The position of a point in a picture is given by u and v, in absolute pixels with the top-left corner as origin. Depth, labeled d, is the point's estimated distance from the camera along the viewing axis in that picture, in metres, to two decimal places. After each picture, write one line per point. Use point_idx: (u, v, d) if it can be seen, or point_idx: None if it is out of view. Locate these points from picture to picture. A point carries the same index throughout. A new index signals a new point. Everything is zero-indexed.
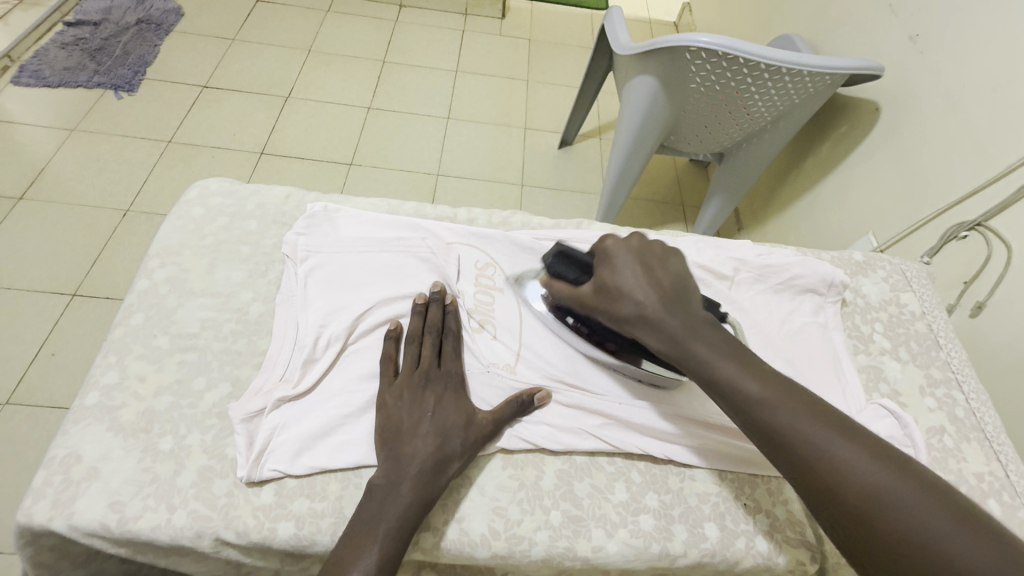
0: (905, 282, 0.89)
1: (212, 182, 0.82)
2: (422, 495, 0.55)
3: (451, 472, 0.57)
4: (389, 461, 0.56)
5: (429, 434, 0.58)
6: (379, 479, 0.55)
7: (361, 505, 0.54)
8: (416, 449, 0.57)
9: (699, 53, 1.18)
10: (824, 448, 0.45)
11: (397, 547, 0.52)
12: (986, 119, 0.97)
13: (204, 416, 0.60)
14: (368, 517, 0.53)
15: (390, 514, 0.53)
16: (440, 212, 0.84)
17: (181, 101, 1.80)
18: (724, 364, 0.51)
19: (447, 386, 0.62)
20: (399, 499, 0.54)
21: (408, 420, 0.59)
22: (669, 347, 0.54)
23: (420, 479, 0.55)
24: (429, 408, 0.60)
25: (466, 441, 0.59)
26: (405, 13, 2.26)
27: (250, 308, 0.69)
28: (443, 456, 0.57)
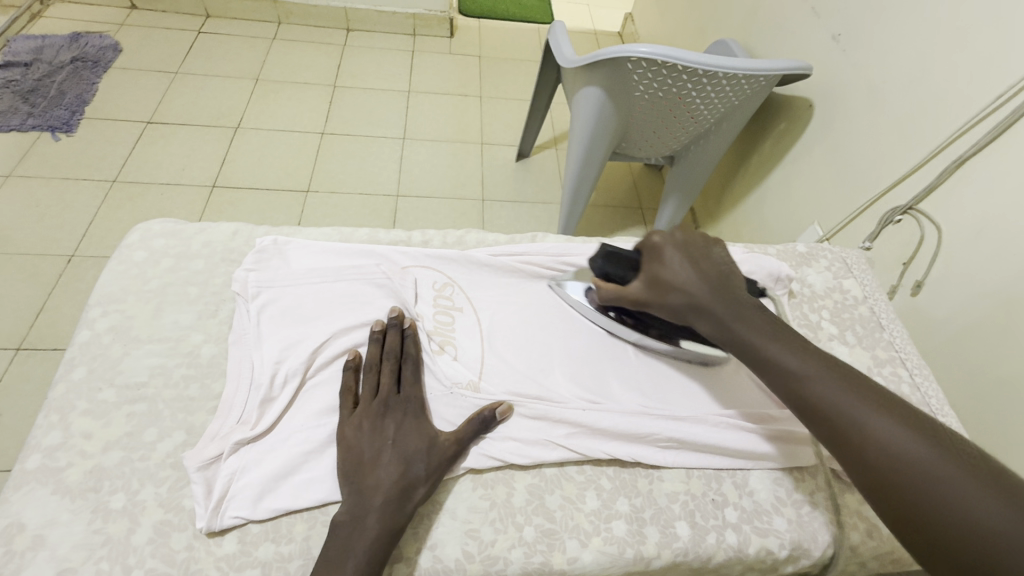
0: (847, 268, 0.92)
1: (154, 222, 0.79)
2: (388, 526, 0.54)
3: (417, 499, 0.56)
4: (354, 494, 0.55)
5: (391, 463, 0.57)
6: (343, 515, 0.54)
7: (327, 544, 0.53)
8: (379, 479, 0.56)
9: (640, 63, 1.23)
10: (866, 425, 0.47)
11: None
12: (907, 110, 1.04)
13: (158, 468, 0.58)
14: (336, 555, 0.52)
15: (356, 551, 0.51)
16: (394, 235, 0.83)
17: (124, 138, 1.75)
18: (771, 347, 0.55)
19: (407, 411, 0.62)
20: (365, 532, 0.53)
21: (369, 449, 0.58)
22: (716, 331, 0.59)
23: (384, 511, 0.54)
24: (389, 436, 0.59)
25: (430, 466, 0.58)
26: (353, 37, 2.26)
27: (202, 349, 0.67)
28: (407, 484, 0.56)
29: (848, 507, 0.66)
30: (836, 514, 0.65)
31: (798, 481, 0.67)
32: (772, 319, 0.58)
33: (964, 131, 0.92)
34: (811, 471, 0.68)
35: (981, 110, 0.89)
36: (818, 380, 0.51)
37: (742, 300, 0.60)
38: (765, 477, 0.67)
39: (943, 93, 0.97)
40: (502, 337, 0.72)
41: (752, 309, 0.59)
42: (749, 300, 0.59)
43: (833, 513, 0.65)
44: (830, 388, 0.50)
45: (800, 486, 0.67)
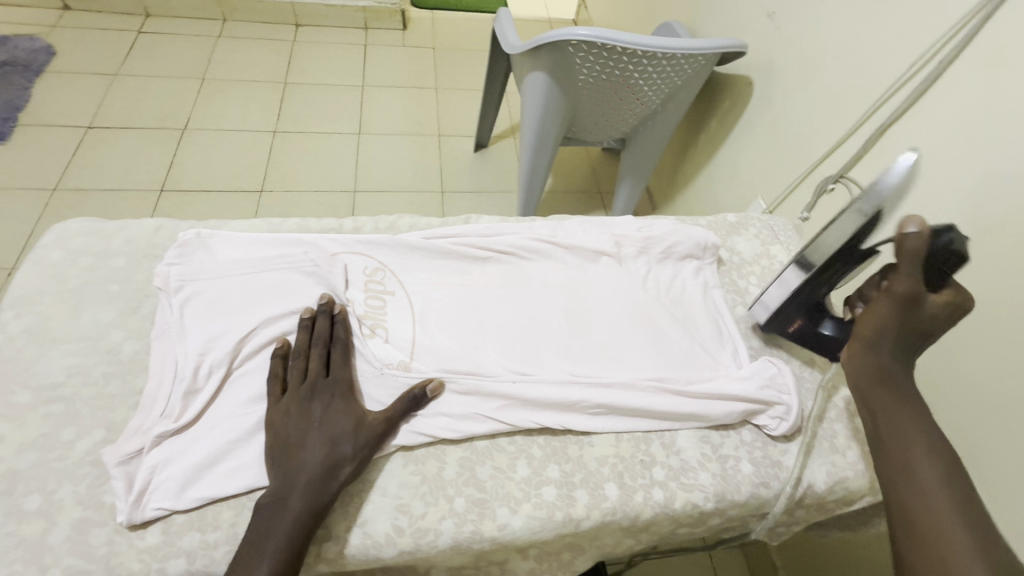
0: (774, 235, 0.96)
1: (72, 221, 0.77)
2: (311, 505, 0.54)
3: (344, 478, 0.57)
4: (279, 477, 0.56)
5: (317, 445, 0.57)
6: (266, 498, 0.55)
7: (251, 526, 0.53)
8: (303, 461, 0.56)
9: (581, 46, 1.24)
10: (941, 508, 0.51)
11: (289, 561, 0.51)
12: (836, 81, 1.08)
13: (76, 466, 0.57)
14: (260, 537, 0.52)
15: (278, 531, 0.52)
16: (325, 224, 0.83)
17: (63, 145, 1.70)
18: (908, 411, 0.58)
19: (336, 393, 0.62)
20: (288, 513, 0.53)
21: (294, 432, 0.59)
22: (896, 371, 0.60)
23: (308, 491, 0.55)
24: (316, 419, 0.60)
25: (358, 445, 0.58)
26: (303, 33, 2.22)
27: (123, 346, 0.66)
28: (333, 464, 0.57)
29: (770, 459, 0.69)
30: (758, 466, 0.68)
31: (724, 437, 0.70)
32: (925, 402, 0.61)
33: (888, 99, 0.96)
34: (736, 427, 0.71)
35: (896, 79, 0.94)
36: (930, 458, 0.54)
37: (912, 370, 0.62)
38: (692, 436, 0.69)
39: (866, 63, 1.01)
40: (435, 317, 0.73)
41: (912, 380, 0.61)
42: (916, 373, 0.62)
43: (756, 465, 0.68)
44: (935, 470, 0.54)
45: (725, 442, 0.69)
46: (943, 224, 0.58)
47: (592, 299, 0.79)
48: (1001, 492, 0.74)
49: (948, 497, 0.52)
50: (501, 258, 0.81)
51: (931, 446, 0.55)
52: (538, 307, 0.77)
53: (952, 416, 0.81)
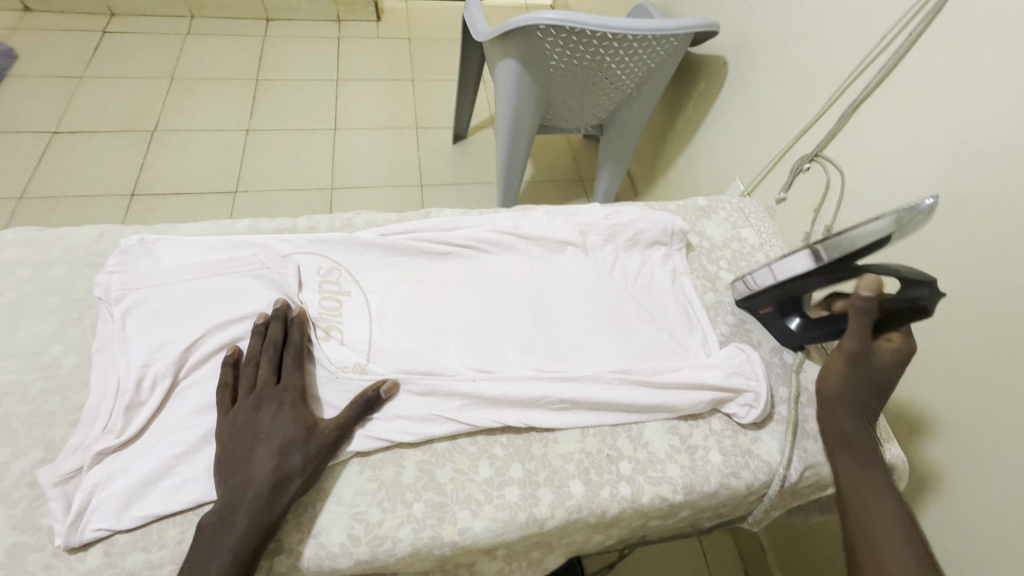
0: (745, 218, 0.94)
1: (9, 231, 0.73)
2: (259, 522, 0.52)
3: (294, 491, 0.55)
4: (225, 492, 0.53)
5: (265, 458, 0.55)
6: (211, 515, 0.53)
7: (194, 547, 0.51)
8: (251, 476, 0.54)
9: (548, 30, 1.21)
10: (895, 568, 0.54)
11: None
12: (807, 58, 1.06)
13: (11, 489, 0.54)
14: (204, 558, 0.50)
15: (224, 550, 0.50)
16: (278, 224, 0.80)
17: (28, 151, 1.66)
18: (868, 475, 0.61)
19: (284, 400, 0.59)
20: (234, 531, 0.51)
21: (241, 445, 0.56)
22: (856, 439, 0.64)
23: (255, 508, 0.52)
24: (263, 430, 0.57)
25: (309, 455, 0.56)
26: (274, 27, 2.16)
27: (63, 360, 0.63)
28: (282, 477, 0.54)
29: (740, 448, 0.68)
30: (728, 456, 0.66)
31: (692, 428, 0.68)
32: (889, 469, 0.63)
33: (860, 74, 0.94)
34: (705, 417, 0.69)
35: (867, 54, 0.92)
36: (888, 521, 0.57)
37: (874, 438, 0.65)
38: (660, 427, 0.68)
39: (836, 38, 0.98)
40: (393, 317, 0.71)
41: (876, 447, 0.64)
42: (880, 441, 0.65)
43: (725, 455, 0.66)
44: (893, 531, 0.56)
45: (694, 432, 0.68)
46: (925, 279, 0.60)
47: (557, 291, 0.77)
48: (999, 453, 0.72)
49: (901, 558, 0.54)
50: (461, 252, 0.79)
51: (892, 509, 0.58)
52: (502, 302, 0.75)
53: (941, 393, 0.79)
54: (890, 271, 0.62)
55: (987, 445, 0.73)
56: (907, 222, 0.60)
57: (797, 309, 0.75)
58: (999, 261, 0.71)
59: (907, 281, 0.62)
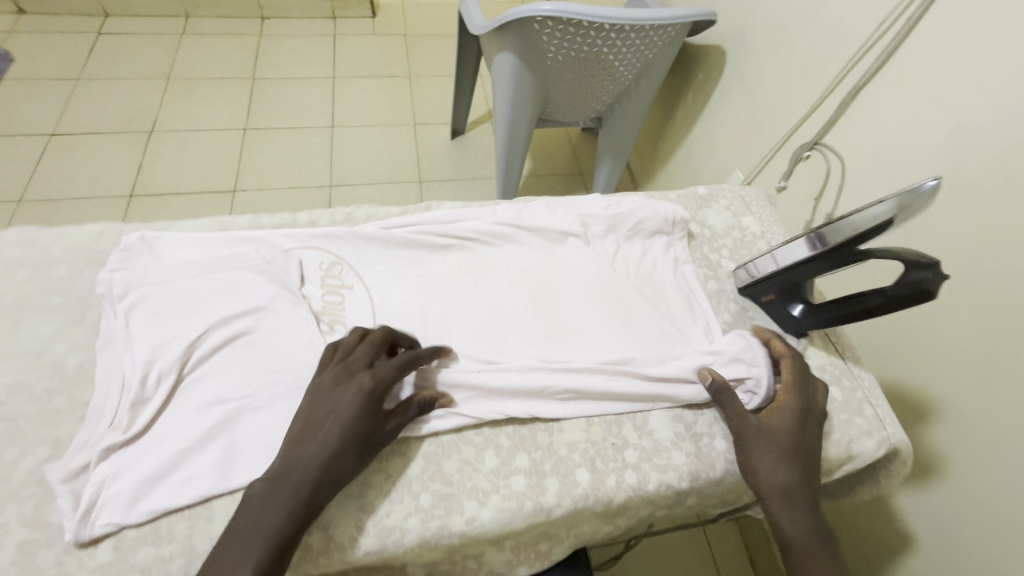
0: (746, 206, 0.94)
1: (9, 232, 0.73)
2: (307, 505, 0.51)
3: (344, 481, 0.54)
4: (282, 463, 0.53)
5: (331, 441, 0.53)
6: (261, 486, 0.52)
7: (238, 515, 0.51)
8: (313, 457, 0.53)
9: (546, 22, 1.20)
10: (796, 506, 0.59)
11: (275, 558, 0.49)
12: (806, 46, 1.05)
13: (19, 486, 0.54)
14: (247, 526, 0.50)
15: (270, 525, 0.50)
16: (278, 220, 0.80)
17: (26, 154, 1.66)
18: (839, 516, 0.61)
19: (364, 385, 0.56)
20: (279, 506, 0.51)
21: (309, 425, 0.55)
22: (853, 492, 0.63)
23: (307, 491, 0.52)
24: (340, 411, 0.55)
25: (366, 449, 0.55)
26: (270, 25, 2.15)
27: (66, 359, 0.63)
28: (339, 466, 0.53)
29: None
30: (733, 442, 0.67)
31: (696, 416, 0.68)
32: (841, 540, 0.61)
33: (859, 59, 0.93)
34: (710, 404, 0.69)
35: (866, 40, 0.91)
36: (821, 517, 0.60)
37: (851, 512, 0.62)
38: (665, 416, 0.68)
39: (835, 24, 0.98)
40: (395, 310, 0.71)
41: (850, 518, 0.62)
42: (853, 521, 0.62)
43: (730, 442, 0.67)
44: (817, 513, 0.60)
45: (698, 420, 0.68)
46: (929, 262, 0.60)
47: (559, 282, 0.77)
48: (1002, 440, 0.72)
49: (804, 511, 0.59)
50: (462, 245, 0.79)
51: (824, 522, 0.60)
52: (503, 294, 0.75)
53: (946, 381, 0.78)
54: (891, 254, 0.62)
55: (993, 432, 0.72)
56: (908, 204, 0.60)
57: (800, 296, 0.74)
58: (1002, 244, 0.71)
59: (909, 263, 0.62)
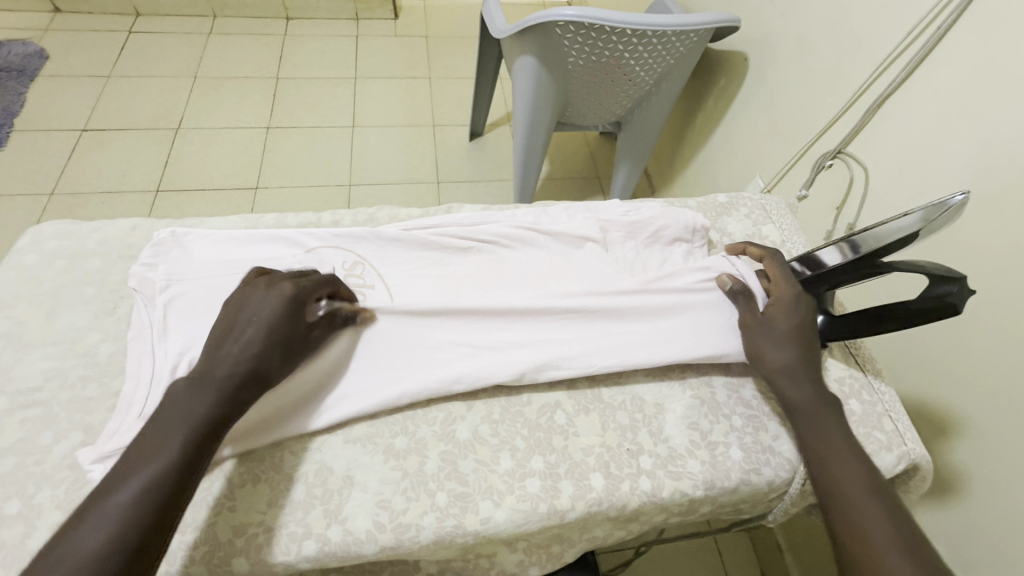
0: (767, 215, 0.93)
1: (47, 224, 0.76)
2: (232, 399, 0.52)
3: (271, 382, 0.56)
4: (204, 361, 0.53)
5: (255, 341, 0.55)
6: (182, 384, 0.52)
7: (163, 409, 0.51)
8: (240, 355, 0.54)
9: (568, 26, 1.21)
10: (830, 444, 0.58)
11: (200, 446, 0.49)
12: (831, 54, 1.04)
13: (53, 470, 0.57)
14: (168, 419, 0.50)
15: (195, 413, 0.50)
16: (303, 219, 0.82)
17: (58, 148, 1.71)
18: (865, 504, 0.52)
19: (284, 293, 0.58)
20: (204, 400, 0.51)
21: (229, 327, 0.56)
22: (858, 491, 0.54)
23: (233, 386, 0.53)
24: (262, 316, 0.56)
25: (292, 353, 0.58)
26: (295, 26, 2.19)
27: (99, 348, 0.65)
28: (268, 365, 0.55)
29: (761, 445, 0.67)
30: (749, 452, 0.66)
31: (712, 424, 0.68)
32: (876, 515, 0.52)
33: (884, 69, 0.93)
34: (726, 413, 0.69)
35: (892, 49, 0.91)
36: (841, 466, 0.56)
37: (858, 501, 0.53)
38: (681, 422, 0.68)
39: (861, 32, 0.97)
40: None
41: (869, 504, 0.52)
42: (863, 513, 0.52)
43: (747, 451, 0.66)
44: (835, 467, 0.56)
45: (714, 428, 0.68)
46: (954, 275, 0.60)
47: (577, 285, 0.78)
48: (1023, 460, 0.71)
49: (843, 459, 0.56)
50: (482, 247, 0.80)
51: (855, 479, 0.55)
52: (522, 296, 0.75)
53: (966, 398, 0.77)
54: (917, 268, 0.61)
55: (1015, 451, 0.71)
56: (935, 219, 0.59)
57: (821, 307, 0.72)
58: None
59: (936, 278, 0.61)
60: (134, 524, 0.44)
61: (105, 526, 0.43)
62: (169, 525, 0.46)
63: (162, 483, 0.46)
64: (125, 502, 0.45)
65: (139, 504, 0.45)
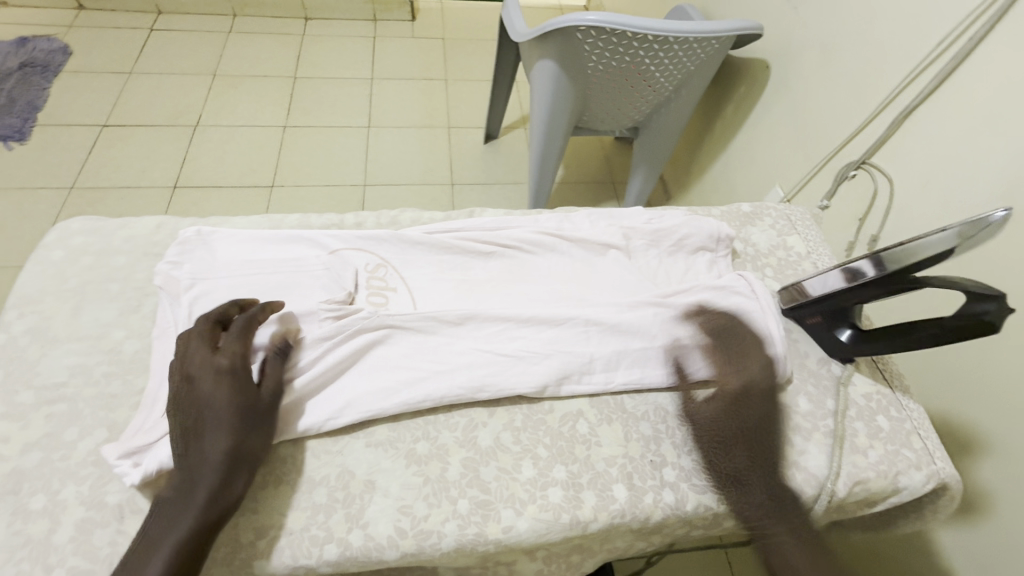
0: (791, 225, 0.92)
1: (75, 220, 0.77)
2: (217, 494, 0.52)
3: (253, 461, 0.55)
4: (182, 439, 0.53)
5: (222, 407, 0.54)
6: (170, 492, 0.52)
7: (164, 496, 0.52)
8: (218, 422, 0.54)
9: (589, 31, 1.20)
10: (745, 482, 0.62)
11: (207, 515, 0.51)
12: (856, 63, 1.03)
13: (78, 467, 0.57)
14: (170, 503, 0.51)
15: (194, 490, 0.51)
16: (326, 220, 0.82)
17: (79, 143, 1.73)
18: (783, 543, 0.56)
19: (224, 368, 0.56)
20: (198, 478, 0.51)
21: (191, 403, 0.55)
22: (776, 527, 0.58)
23: (213, 479, 0.52)
24: (215, 383, 0.55)
25: (259, 423, 0.56)
26: (313, 26, 2.20)
27: (124, 345, 0.66)
28: (247, 445, 0.54)
29: (786, 460, 0.66)
30: (774, 467, 0.65)
31: (736, 437, 0.67)
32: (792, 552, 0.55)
33: (912, 79, 0.91)
34: (750, 426, 0.68)
35: (921, 60, 0.89)
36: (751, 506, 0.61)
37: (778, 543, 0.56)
38: (704, 434, 0.67)
39: (889, 42, 0.96)
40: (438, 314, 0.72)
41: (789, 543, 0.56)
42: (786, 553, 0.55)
43: (772, 466, 0.65)
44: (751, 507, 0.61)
45: (739, 441, 0.67)
46: (993, 292, 0.58)
47: (598, 293, 0.77)
48: None
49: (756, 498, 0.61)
50: (505, 252, 0.79)
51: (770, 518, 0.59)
52: (543, 302, 0.75)
53: (991, 418, 0.76)
54: (954, 285, 0.60)
55: None
56: (970, 236, 0.58)
57: (848, 320, 0.74)
58: None
59: (972, 295, 0.59)
60: None
61: None
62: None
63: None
64: None
65: None
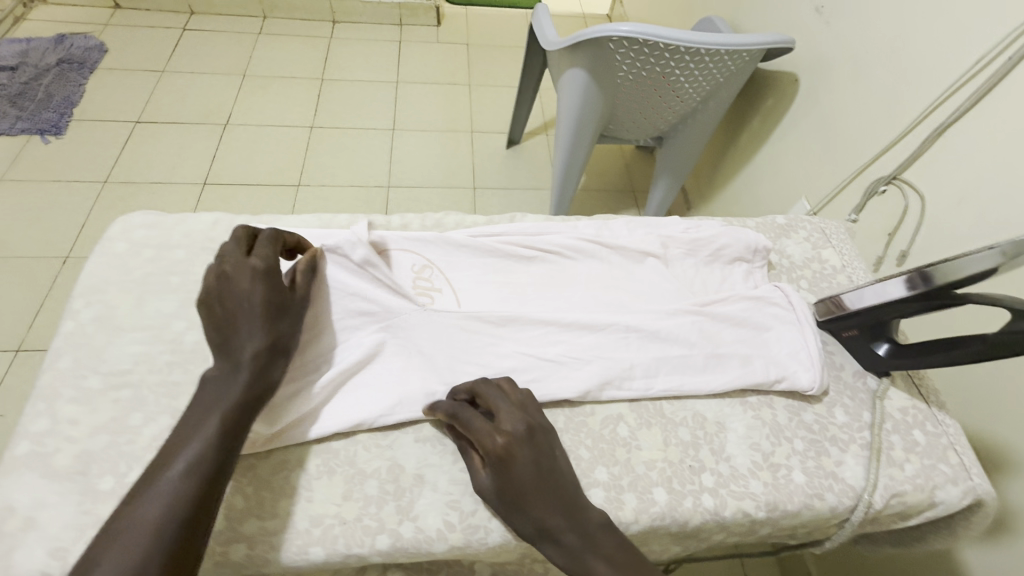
0: (826, 238, 0.93)
1: (135, 215, 0.80)
2: (260, 373, 0.55)
3: (288, 350, 0.59)
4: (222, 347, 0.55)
5: (261, 320, 0.57)
6: (217, 370, 0.54)
7: (195, 398, 0.53)
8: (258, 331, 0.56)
9: (621, 42, 1.22)
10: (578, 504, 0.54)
11: (241, 413, 0.52)
12: (890, 79, 1.04)
13: (143, 451, 0.59)
14: (205, 403, 0.52)
15: (230, 391, 0.53)
16: (373, 221, 0.85)
17: (113, 139, 1.78)
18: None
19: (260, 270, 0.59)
20: (235, 381, 0.53)
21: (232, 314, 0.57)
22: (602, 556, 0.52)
23: (256, 360, 0.55)
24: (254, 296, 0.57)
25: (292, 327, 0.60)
26: (340, 29, 2.25)
27: (184, 336, 0.68)
28: (280, 345, 0.57)
29: (824, 470, 0.67)
30: (812, 476, 0.66)
31: (774, 446, 0.68)
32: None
33: (947, 97, 0.92)
34: (787, 435, 0.69)
35: (957, 78, 0.90)
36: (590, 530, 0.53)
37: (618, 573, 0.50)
38: (742, 442, 0.68)
39: (924, 59, 0.96)
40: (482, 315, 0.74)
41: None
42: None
43: (810, 475, 0.66)
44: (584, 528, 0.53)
45: (776, 450, 0.68)
46: None
47: (635, 299, 0.78)
48: None
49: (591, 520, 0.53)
50: (547, 256, 0.81)
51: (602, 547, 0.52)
52: (583, 307, 0.77)
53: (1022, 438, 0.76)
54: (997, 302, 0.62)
55: None
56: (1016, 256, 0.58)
57: (886, 335, 0.74)
58: None
59: (1016, 313, 0.61)
60: (186, 495, 0.45)
61: (160, 498, 0.45)
62: (221, 485, 0.48)
63: (203, 459, 0.48)
64: (175, 476, 0.46)
65: (192, 472, 0.47)
